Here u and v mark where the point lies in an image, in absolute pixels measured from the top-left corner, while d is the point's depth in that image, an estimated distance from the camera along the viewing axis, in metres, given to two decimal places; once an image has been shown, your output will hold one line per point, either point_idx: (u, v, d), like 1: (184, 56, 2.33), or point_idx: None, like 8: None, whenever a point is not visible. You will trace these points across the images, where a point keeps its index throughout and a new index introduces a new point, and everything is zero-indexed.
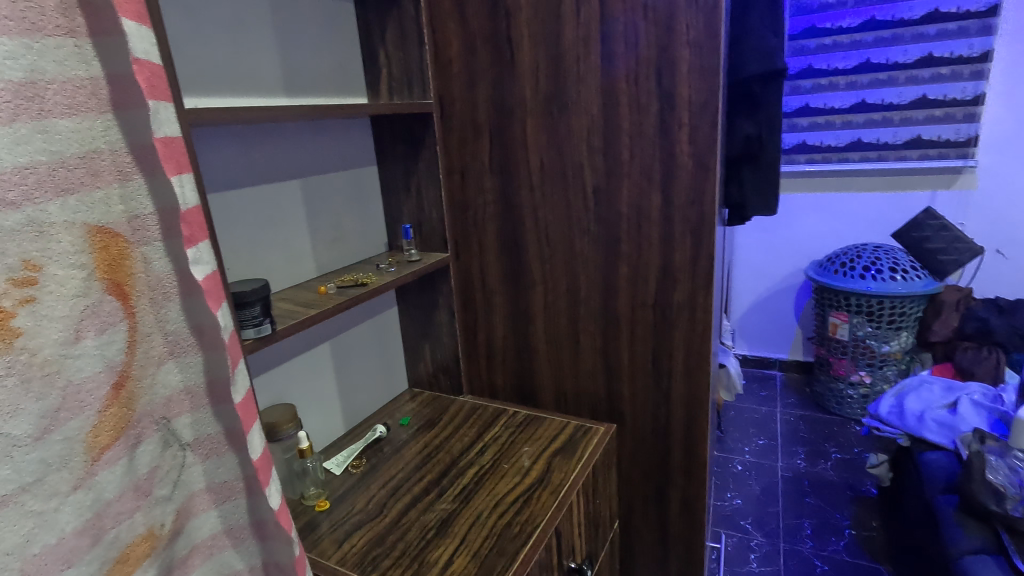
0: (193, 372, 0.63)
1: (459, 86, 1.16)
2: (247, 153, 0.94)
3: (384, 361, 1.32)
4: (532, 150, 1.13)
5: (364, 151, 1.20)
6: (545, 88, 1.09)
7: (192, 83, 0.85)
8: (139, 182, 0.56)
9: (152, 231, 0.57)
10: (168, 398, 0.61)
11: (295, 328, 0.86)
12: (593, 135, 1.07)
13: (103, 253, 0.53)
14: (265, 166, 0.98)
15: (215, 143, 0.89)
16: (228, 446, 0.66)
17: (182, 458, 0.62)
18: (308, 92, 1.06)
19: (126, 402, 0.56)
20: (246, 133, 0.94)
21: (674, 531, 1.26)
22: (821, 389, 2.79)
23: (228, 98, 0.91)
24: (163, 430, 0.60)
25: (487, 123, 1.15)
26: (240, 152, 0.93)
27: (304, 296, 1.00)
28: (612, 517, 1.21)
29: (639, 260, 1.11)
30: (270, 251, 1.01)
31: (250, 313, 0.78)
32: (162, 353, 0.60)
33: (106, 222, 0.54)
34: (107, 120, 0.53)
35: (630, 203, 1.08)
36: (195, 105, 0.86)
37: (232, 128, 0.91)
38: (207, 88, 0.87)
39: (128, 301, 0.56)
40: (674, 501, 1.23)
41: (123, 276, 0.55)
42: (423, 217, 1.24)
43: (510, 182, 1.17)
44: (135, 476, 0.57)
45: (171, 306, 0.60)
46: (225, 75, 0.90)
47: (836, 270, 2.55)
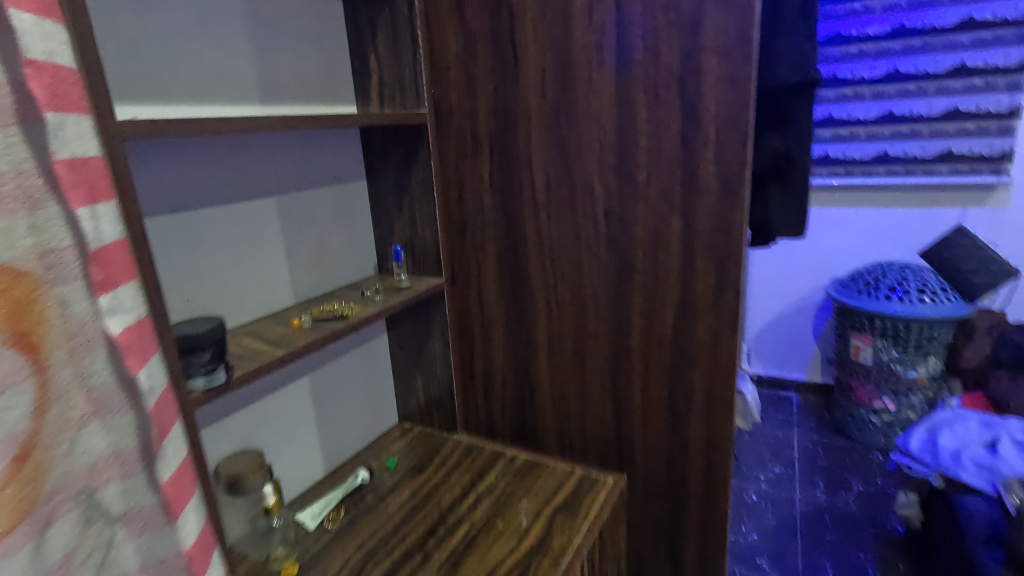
0: (123, 435, 0.44)
1: (457, 94, 1.04)
2: (205, 169, 0.82)
3: (371, 395, 1.19)
4: (537, 166, 1.01)
5: (351, 164, 1.09)
6: (553, 98, 0.97)
7: (134, 90, 0.74)
8: (53, 211, 0.40)
9: (70, 266, 0.40)
10: (91, 464, 0.41)
11: (255, 374, 0.74)
12: (605, 151, 0.95)
13: (3, 297, 0.36)
14: (229, 183, 0.86)
15: (163, 158, 0.77)
16: (164, 517, 0.47)
17: (110, 535, 0.42)
18: (286, 100, 0.95)
19: (31, 476, 0.37)
20: (204, 147, 0.82)
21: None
22: (841, 414, 2.63)
23: (181, 107, 0.80)
24: (85, 505, 0.40)
25: (487, 136, 1.04)
26: (197, 168, 0.81)
27: (274, 331, 0.87)
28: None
29: (656, 291, 0.98)
30: (236, 279, 0.89)
31: (200, 359, 0.67)
32: (85, 414, 0.41)
33: (7, 258, 0.36)
34: (10, 135, 0.37)
35: (647, 228, 0.96)
36: (132, 115, 0.74)
37: (186, 141, 0.80)
38: (154, 96, 0.76)
39: (36, 353, 0.38)
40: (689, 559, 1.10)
41: (29, 324, 0.37)
42: (417, 237, 1.12)
43: (512, 201, 1.05)
44: (43, 568, 0.37)
45: (96, 355, 0.42)
46: (178, 81, 0.79)
47: (860, 290, 2.41)
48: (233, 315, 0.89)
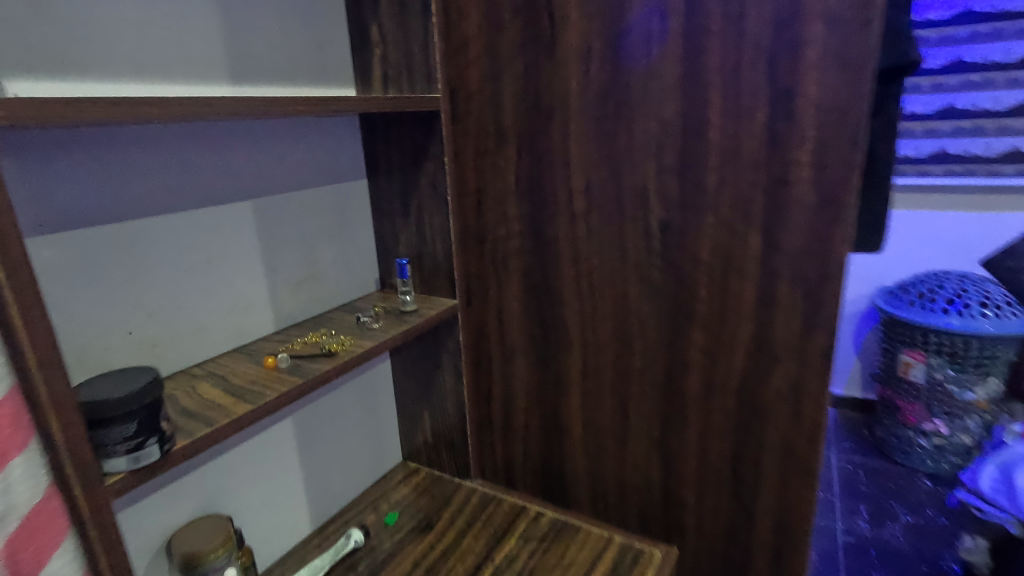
0: None
1: (477, 75, 0.84)
2: (120, 169, 0.62)
3: (370, 433, 1.01)
4: (575, 166, 0.81)
5: (345, 161, 0.89)
6: (599, 81, 0.77)
7: (35, 60, 0.55)
8: None
9: None
10: None
11: (205, 442, 0.56)
12: (665, 148, 0.75)
13: None
14: (163, 187, 0.66)
15: (49, 157, 0.57)
16: None
17: None
18: (260, 78, 0.75)
19: None
20: (120, 139, 0.62)
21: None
22: (882, 433, 2.27)
23: (108, 84, 0.61)
24: None
25: (514, 128, 0.84)
26: (110, 169, 0.61)
27: (242, 372, 0.68)
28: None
29: (722, 325, 0.78)
30: (176, 311, 0.69)
31: (119, 432, 0.48)
32: None
33: None
34: None
35: (714, 247, 0.75)
36: (40, 92, 0.56)
37: (83, 132, 0.59)
38: (68, 68, 0.57)
39: None
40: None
41: None
42: (426, 249, 0.93)
43: (543, 208, 0.86)
44: None
45: None
46: (106, 49, 0.60)
47: (912, 300, 2.06)
48: (177, 356, 0.70)
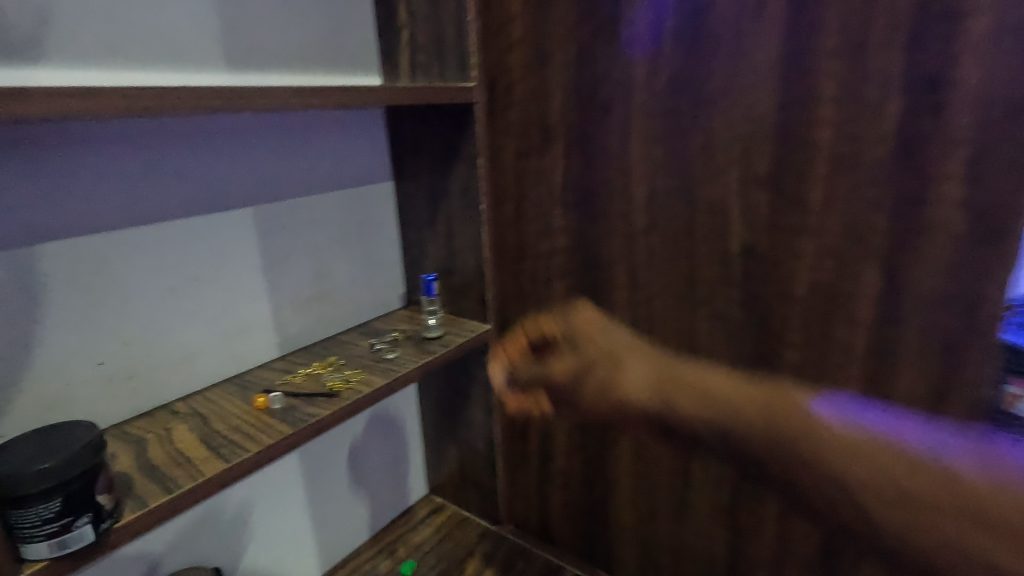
0: None
1: (521, 60, 0.70)
2: (82, 175, 0.52)
3: (391, 466, 0.91)
4: (636, 172, 0.66)
5: (365, 160, 0.77)
6: (672, 66, 0.61)
7: None
8: None
9: None
10: None
11: (162, 516, 0.45)
12: (754, 152, 0.59)
13: None
14: (138, 196, 0.56)
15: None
16: None
17: None
18: (260, 64, 0.64)
19: None
20: (80, 139, 0.52)
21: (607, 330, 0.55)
22: None
23: (66, 72, 0.51)
24: None
25: (562, 125, 0.70)
26: (70, 176, 0.51)
27: (224, 416, 0.58)
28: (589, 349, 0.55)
29: (819, 380, 0.61)
30: (155, 340, 0.59)
31: (36, 513, 0.38)
32: None
33: None
34: None
35: (814, 281, 0.58)
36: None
37: (30, 130, 0.49)
38: (10, 54, 0.47)
39: None
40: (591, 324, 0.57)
41: None
42: (456, 264, 0.80)
43: (593, 222, 0.71)
44: None
45: None
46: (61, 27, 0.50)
47: None
48: (157, 390, 0.60)
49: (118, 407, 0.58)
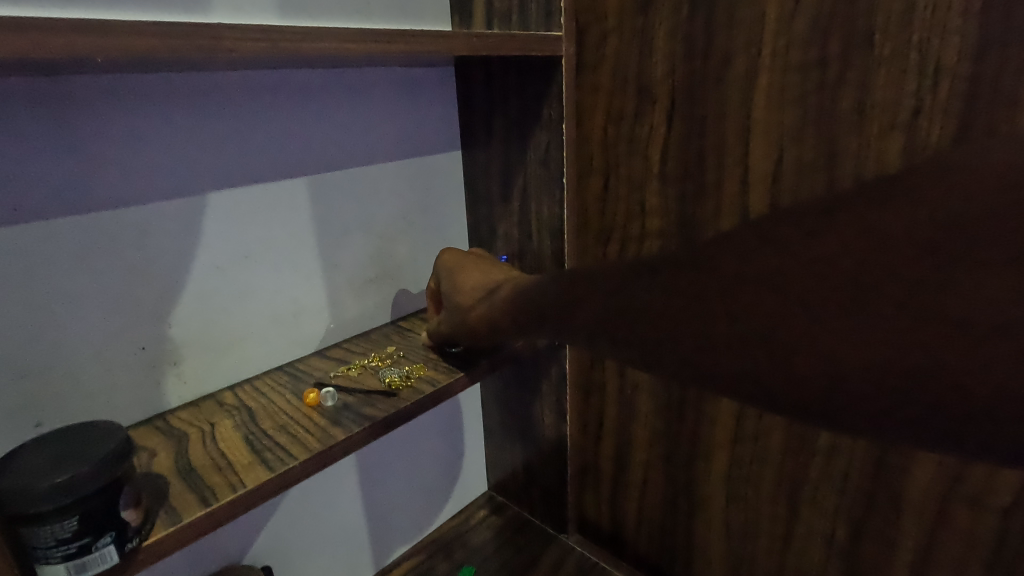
0: None
1: (618, 3, 0.58)
2: (113, 137, 0.46)
3: (451, 462, 0.84)
4: (758, 140, 0.54)
5: (432, 126, 0.68)
6: (819, 0, 0.48)
7: None
8: None
9: None
10: None
11: (195, 534, 0.39)
12: (929, 113, 0.45)
13: None
14: (178, 163, 0.49)
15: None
16: None
17: None
18: (317, 8, 0.57)
19: None
20: (108, 94, 0.45)
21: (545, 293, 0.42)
22: None
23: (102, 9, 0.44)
24: None
25: (664, 82, 0.58)
26: (100, 139, 0.45)
27: (272, 412, 0.52)
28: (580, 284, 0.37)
29: None
30: (201, 325, 0.54)
31: (51, 532, 0.33)
32: None
33: None
34: None
35: None
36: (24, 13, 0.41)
37: (52, 83, 0.42)
38: None
39: None
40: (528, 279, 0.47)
41: None
42: (529, 247, 0.71)
43: (697, 202, 0.59)
44: None
45: None
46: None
47: None
48: (203, 378, 0.55)
49: (163, 396, 0.53)
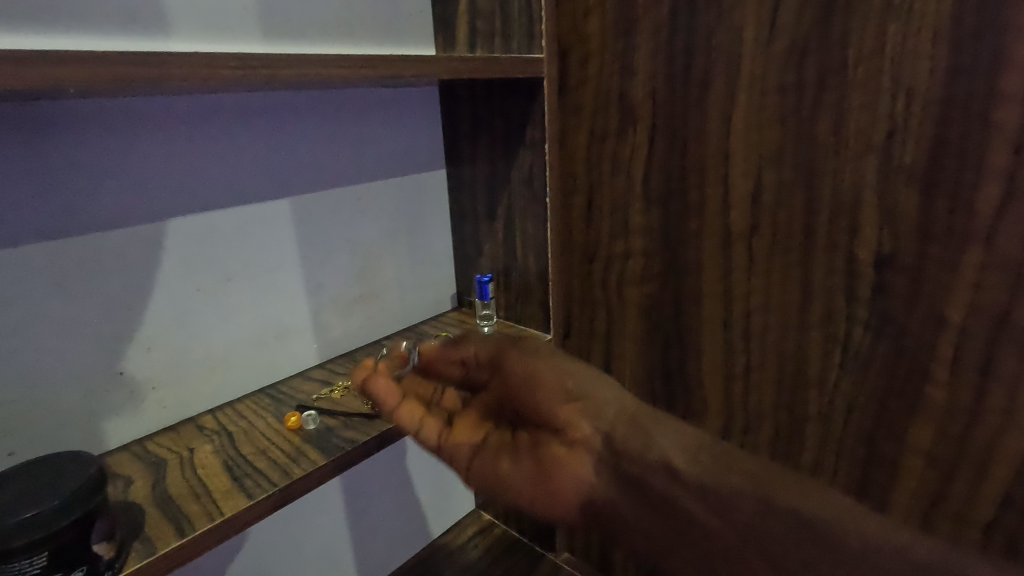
0: None
1: (599, 27, 0.59)
2: (92, 162, 0.45)
3: (437, 482, 0.83)
4: (738, 162, 0.54)
5: (416, 146, 0.68)
6: (795, 27, 0.48)
7: None
8: None
9: None
10: None
11: (172, 566, 0.38)
12: (903, 136, 0.46)
13: None
14: (153, 184, 0.49)
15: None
16: None
17: None
18: (300, 30, 0.57)
19: None
20: (87, 120, 0.45)
21: (578, 418, 0.45)
22: None
23: (81, 38, 0.44)
24: None
25: (646, 104, 0.58)
26: (79, 163, 0.45)
27: (252, 437, 0.51)
28: (620, 420, 0.44)
29: (970, 430, 0.48)
30: (181, 349, 0.53)
31: (18, 569, 0.32)
32: None
33: None
34: None
35: (976, 305, 0.46)
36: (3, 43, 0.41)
37: (31, 109, 0.42)
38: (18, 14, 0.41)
39: None
40: (565, 380, 0.47)
41: None
42: (514, 265, 0.71)
43: (680, 222, 0.60)
44: None
45: None
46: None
47: None
48: (183, 403, 0.54)
49: (141, 422, 0.52)
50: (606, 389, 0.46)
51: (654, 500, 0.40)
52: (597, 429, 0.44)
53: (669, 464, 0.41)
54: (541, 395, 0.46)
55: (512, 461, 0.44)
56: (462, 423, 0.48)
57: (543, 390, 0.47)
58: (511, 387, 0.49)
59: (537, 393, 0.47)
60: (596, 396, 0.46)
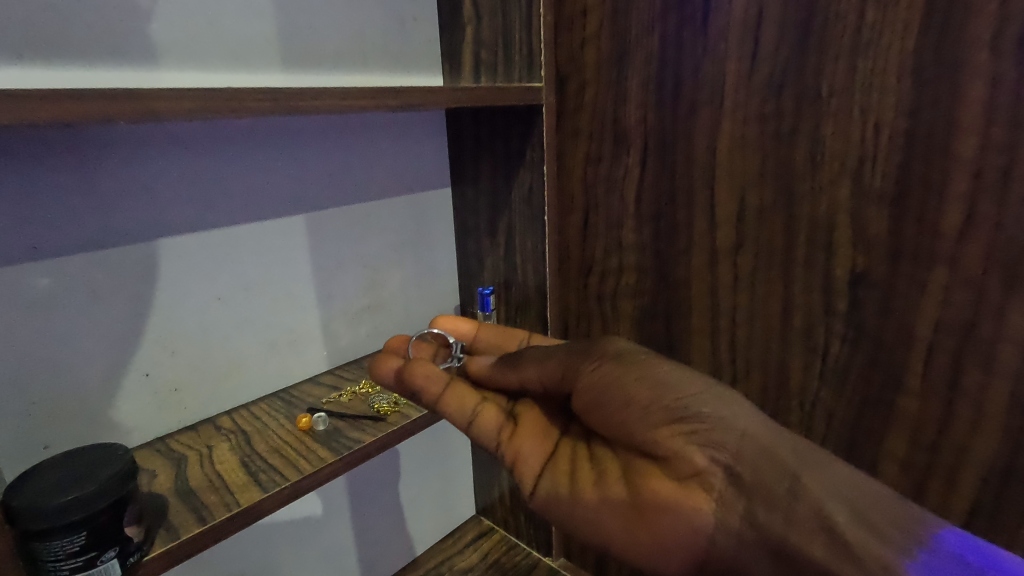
0: None
1: (595, 57, 0.63)
2: (129, 181, 0.50)
3: (438, 487, 0.86)
4: (723, 185, 0.58)
5: (423, 166, 0.73)
6: (772, 62, 0.52)
7: (50, 43, 0.45)
8: None
9: None
10: None
11: (194, 549, 0.42)
12: (873, 163, 0.49)
13: None
14: (177, 202, 0.53)
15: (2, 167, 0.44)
16: None
17: None
18: (319, 62, 0.62)
19: None
20: (126, 144, 0.49)
21: (691, 448, 0.39)
22: None
23: (129, 73, 0.50)
24: None
25: (638, 129, 0.63)
26: (116, 183, 0.49)
27: (266, 436, 0.55)
28: (745, 447, 0.39)
29: (942, 439, 0.51)
30: (202, 354, 0.57)
31: (60, 546, 0.36)
32: None
33: None
34: None
35: (943, 321, 0.49)
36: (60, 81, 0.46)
37: (79, 134, 0.47)
38: (80, 54, 0.47)
39: None
40: (662, 397, 0.41)
41: None
42: (514, 279, 0.74)
43: (670, 240, 0.64)
44: None
45: None
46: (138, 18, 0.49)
47: None
48: (202, 404, 0.58)
49: (163, 421, 0.56)
50: (730, 406, 0.41)
51: (785, 549, 0.37)
52: (715, 462, 0.39)
53: (819, 512, 0.37)
54: (635, 417, 0.42)
55: (597, 492, 0.43)
56: (523, 435, 0.49)
57: (636, 410, 0.42)
58: (601, 408, 0.44)
59: (629, 414, 0.42)
60: (709, 416, 0.40)
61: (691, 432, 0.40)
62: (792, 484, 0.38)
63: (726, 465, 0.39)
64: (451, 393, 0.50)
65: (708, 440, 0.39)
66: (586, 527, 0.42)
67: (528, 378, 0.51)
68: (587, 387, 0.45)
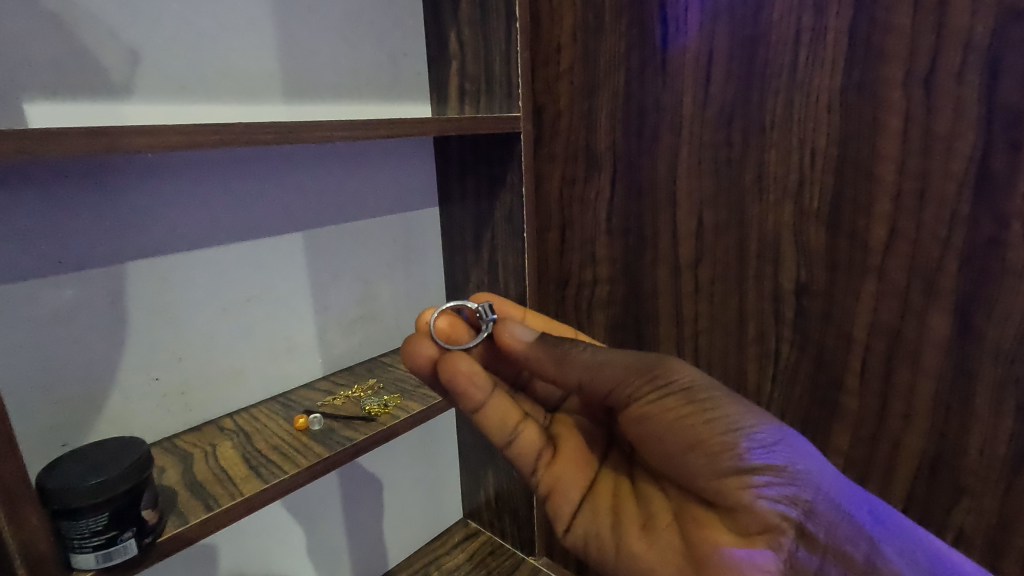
0: None
1: (568, 89, 0.70)
2: (146, 202, 0.55)
3: (426, 489, 0.91)
4: (684, 203, 0.64)
5: (413, 187, 0.79)
6: (723, 96, 0.59)
7: (83, 80, 0.51)
8: None
9: None
10: None
11: (203, 533, 0.47)
12: (811, 185, 0.56)
13: None
14: (181, 221, 0.58)
15: (14, 196, 0.48)
16: None
17: None
18: (318, 95, 0.68)
19: None
20: (144, 169, 0.55)
21: (761, 504, 0.40)
22: None
23: (149, 107, 0.56)
24: None
25: (607, 153, 0.69)
26: (134, 204, 0.55)
27: (266, 436, 0.60)
28: (817, 505, 0.40)
29: (880, 433, 0.56)
30: (206, 359, 0.62)
31: (87, 525, 0.40)
32: None
33: None
34: None
35: (875, 325, 0.55)
36: (93, 113, 0.52)
37: (106, 161, 0.52)
38: (109, 90, 0.53)
39: None
40: (735, 445, 0.41)
41: None
42: (497, 291, 0.80)
43: (638, 254, 0.69)
44: None
45: None
46: (134, 66, 0.54)
47: None
48: (206, 407, 0.63)
49: (170, 422, 0.61)
50: (801, 459, 0.41)
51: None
52: (786, 522, 0.40)
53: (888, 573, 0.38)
54: (702, 461, 0.42)
55: (647, 539, 0.46)
56: (563, 463, 0.52)
57: (703, 453, 0.42)
58: (670, 451, 0.44)
59: (696, 457, 0.43)
60: (783, 470, 0.40)
61: (759, 487, 0.40)
62: (870, 551, 0.39)
63: (796, 523, 0.40)
64: (492, 404, 0.50)
65: (775, 495, 0.40)
66: (630, 565, 0.46)
67: (571, 379, 0.48)
68: (646, 419, 0.45)
